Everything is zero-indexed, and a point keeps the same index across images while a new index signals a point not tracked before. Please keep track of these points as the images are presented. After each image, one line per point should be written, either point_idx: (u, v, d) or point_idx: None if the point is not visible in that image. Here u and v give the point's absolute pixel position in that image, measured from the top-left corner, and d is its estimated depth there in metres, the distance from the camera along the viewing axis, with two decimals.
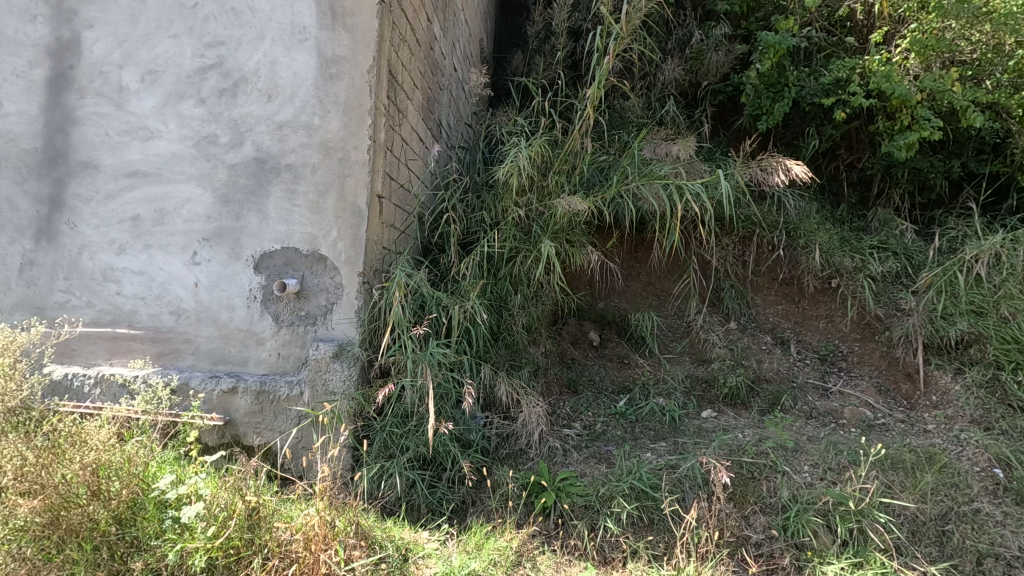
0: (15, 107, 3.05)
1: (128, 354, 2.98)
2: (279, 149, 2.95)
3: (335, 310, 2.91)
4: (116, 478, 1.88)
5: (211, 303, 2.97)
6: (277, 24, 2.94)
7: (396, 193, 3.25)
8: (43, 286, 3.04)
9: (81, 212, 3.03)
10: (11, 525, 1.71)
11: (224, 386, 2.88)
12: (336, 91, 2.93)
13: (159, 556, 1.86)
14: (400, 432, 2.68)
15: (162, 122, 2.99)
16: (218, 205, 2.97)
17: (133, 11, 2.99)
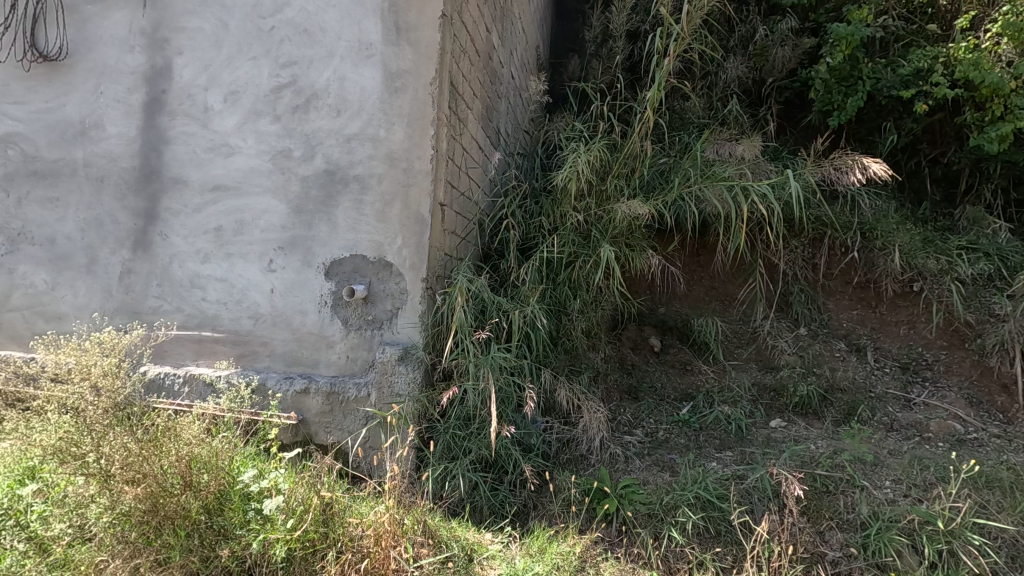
0: (116, 130, 3.37)
1: (212, 356, 3.20)
2: (347, 161, 3.09)
3: (400, 315, 3.02)
4: (205, 470, 2.04)
5: (285, 308, 3.14)
6: (345, 42, 3.09)
7: (457, 201, 3.33)
8: (138, 293, 3.32)
9: (171, 224, 3.29)
10: (117, 510, 1.89)
11: (298, 387, 3.03)
12: (401, 104, 3.04)
13: (243, 545, 1.98)
14: (462, 434, 2.73)
15: (242, 138, 3.20)
16: (292, 215, 3.14)
17: (216, 37, 3.23)
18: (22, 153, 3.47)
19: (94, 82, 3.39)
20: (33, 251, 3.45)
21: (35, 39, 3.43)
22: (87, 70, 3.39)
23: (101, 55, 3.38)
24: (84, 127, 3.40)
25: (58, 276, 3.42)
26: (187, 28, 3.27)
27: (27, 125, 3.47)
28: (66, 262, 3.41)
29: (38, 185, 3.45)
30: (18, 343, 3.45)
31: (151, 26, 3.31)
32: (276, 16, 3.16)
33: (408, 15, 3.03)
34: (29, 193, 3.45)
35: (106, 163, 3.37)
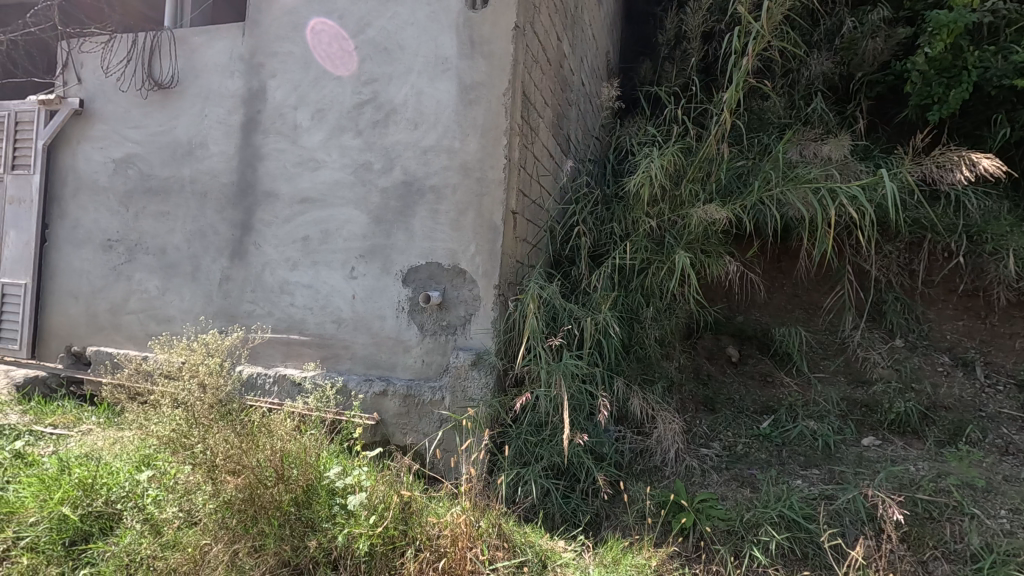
0: (218, 148, 3.68)
1: (299, 357, 3.41)
2: (423, 172, 3.20)
3: (474, 321, 3.09)
4: (296, 465, 2.16)
5: (365, 313, 3.29)
6: (422, 58, 3.23)
7: (529, 208, 3.37)
8: (235, 298, 3.60)
9: (264, 235, 3.54)
10: (220, 498, 2.04)
11: (376, 389, 3.15)
12: (475, 116, 3.13)
13: (329, 537, 2.10)
14: (535, 441, 2.74)
15: (327, 153, 3.40)
16: (372, 224, 3.30)
17: (305, 59, 3.47)
18: (140, 172, 3.87)
19: (200, 105, 3.73)
20: (148, 260, 3.82)
21: (152, 70, 3.84)
22: (194, 95, 3.74)
23: (206, 81, 3.72)
24: (191, 147, 3.74)
25: (168, 282, 3.77)
26: (279, 52, 3.53)
27: (144, 147, 3.87)
28: (175, 269, 3.76)
29: (152, 200, 3.83)
30: (134, 343, 3.83)
31: (249, 53, 3.60)
32: (358, 36, 3.35)
33: (482, 29, 3.13)
34: (145, 207, 3.84)
35: (209, 179, 3.69)
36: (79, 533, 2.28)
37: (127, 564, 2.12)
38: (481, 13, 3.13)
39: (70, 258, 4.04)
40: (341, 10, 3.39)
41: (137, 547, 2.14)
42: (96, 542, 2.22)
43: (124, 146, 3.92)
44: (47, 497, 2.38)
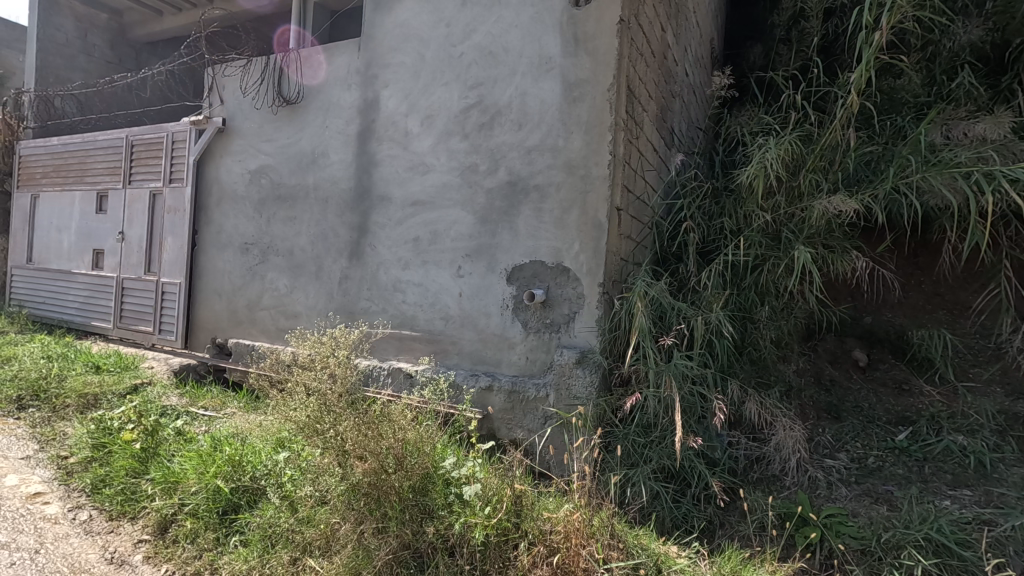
0: (338, 157, 3.96)
1: (411, 352, 3.59)
2: (528, 171, 3.25)
3: (578, 319, 3.08)
4: (414, 454, 2.26)
5: (472, 310, 3.40)
6: (527, 58, 3.27)
7: (633, 205, 3.30)
8: (353, 296, 3.86)
9: (378, 236, 3.77)
10: (349, 480, 2.20)
11: (482, 384, 3.23)
12: (579, 113, 3.12)
13: (446, 525, 2.17)
14: (643, 442, 2.69)
15: (436, 157, 3.55)
16: (478, 225, 3.40)
17: (415, 68, 3.64)
18: (271, 181, 4.27)
19: (322, 118, 4.05)
20: (278, 261, 4.22)
21: (282, 88, 4.23)
22: (318, 109, 4.07)
23: (327, 95, 4.03)
24: (314, 156, 4.07)
25: (295, 282, 4.13)
26: (393, 63, 3.74)
27: (275, 158, 4.27)
28: (301, 269, 4.11)
29: (281, 207, 4.21)
30: (267, 336, 4.24)
31: (365, 66, 3.86)
32: (465, 42, 3.47)
33: (586, 25, 3.11)
34: (276, 213, 4.24)
35: (330, 186, 4.00)
36: (230, 504, 2.56)
37: (269, 536, 2.34)
38: (585, 9, 3.12)
39: (214, 260, 4.55)
40: (449, 19, 3.52)
41: (277, 521, 2.37)
42: (244, 513, 2.49)
43: (258, 158, 4.35)
44: (203, 470, 2.70)
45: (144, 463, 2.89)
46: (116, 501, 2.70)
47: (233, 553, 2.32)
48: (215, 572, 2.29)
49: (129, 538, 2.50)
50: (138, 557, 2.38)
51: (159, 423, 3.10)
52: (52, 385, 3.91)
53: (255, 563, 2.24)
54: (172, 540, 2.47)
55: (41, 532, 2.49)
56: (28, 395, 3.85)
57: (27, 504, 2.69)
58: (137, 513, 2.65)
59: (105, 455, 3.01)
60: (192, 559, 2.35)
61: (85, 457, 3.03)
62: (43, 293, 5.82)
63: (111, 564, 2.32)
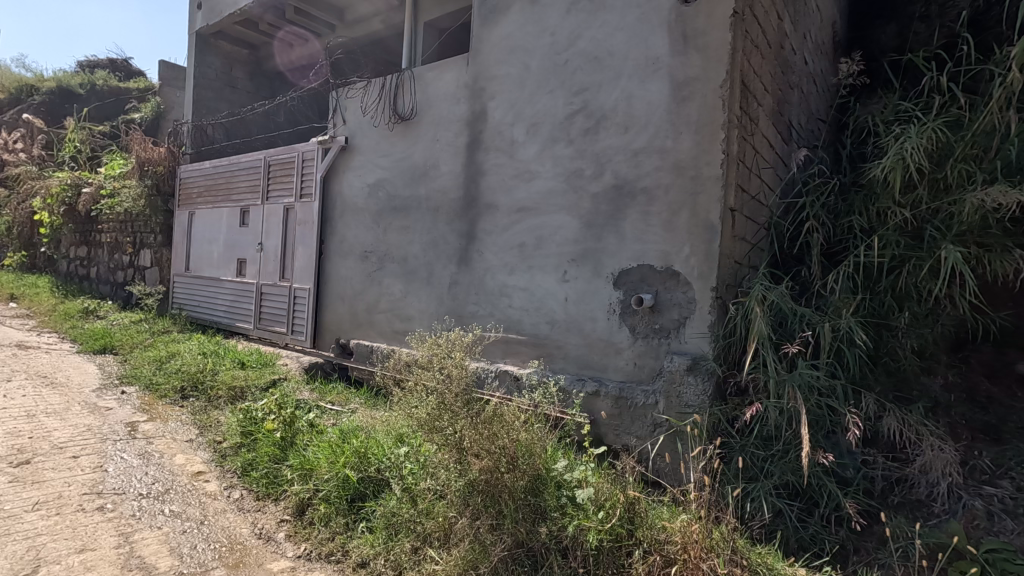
0: (448, 168, 4.16)
1: (517, 355, 3.67)
2: (634, 174, 3.20)
3: (689, 325, 2.97)
4: (526, 455, 2.31)
5: (577, 315, 3.41)
6: (632, 60, 3.23)
7: (748, 205, 3.13)
8: (462, 300, 4.03)
9: (486, 243, 3.90)
10: (466, 477, 2.29)
11: (588, 389, 3.21)
12: (689, 112, 3.02)
13: (559, 526, 2.20)
14: (764, 455, 2.55)
15: (541, 164, 3.61)
16: (584, 229, 3.40)
17: (521, 78, 3.74)
18: (387, 193, 4.58)
19: (433, 131, 4.27)
20: (394, 268, 4.50)
21: (397, 105, 4.52)
22: (429, 123, 4.31)
23: (438, 109, 4.25)
24: (426, 168, 4.30)
25: (409, 287, 4.39)
26: (498, 75, 3.87)
27: (390, 171, 4.57)
28: (414, 275, 4.35)
29: (396, 217, 4.50)
30: (384, 338, 4.54)
31: (473, 79, 4.03)
32: (569, 49, 3.50)
33: (697, 21, 3.01)
34: (392, 223, 4.53)
35: (440, 196, 4.21)
36: (357, 492, 2.77)
37: (391, 524, 2.51)
38: (695, 5, 3.03)
39: (338, 267, 4.96)
40: (554, 27, 3.58)
41: (398, 511, 2.52)
42: (370, 502, 2.69)
43: (375, 172, 4.69)
44: (334, 459, 2.96)
45: (283, 451, 3.22)
46: (261, 483, 3.03)
47: (361, 538, 2.51)
48: (346, 554, 2.49)
49: (273, 517, 2.80)
50: (281, 534, 2.66)
51: (295, 414, 3.44)
52: (208, 379, 4.48)
53: (380, 549, 2.41)
54: (309, 521, 2.72)
55: (204, 506, 2.86)
56: (189, 387, 4.44)
57: (192, 481, 3.11)
58: (279, 495, 2.95)
59: (252, 441, 3.39)
60: (326, 540, 2.57)
61: (236, 442, 3.43)
62: (198, 298, 6.68)
63: (260, 539, 2.62)
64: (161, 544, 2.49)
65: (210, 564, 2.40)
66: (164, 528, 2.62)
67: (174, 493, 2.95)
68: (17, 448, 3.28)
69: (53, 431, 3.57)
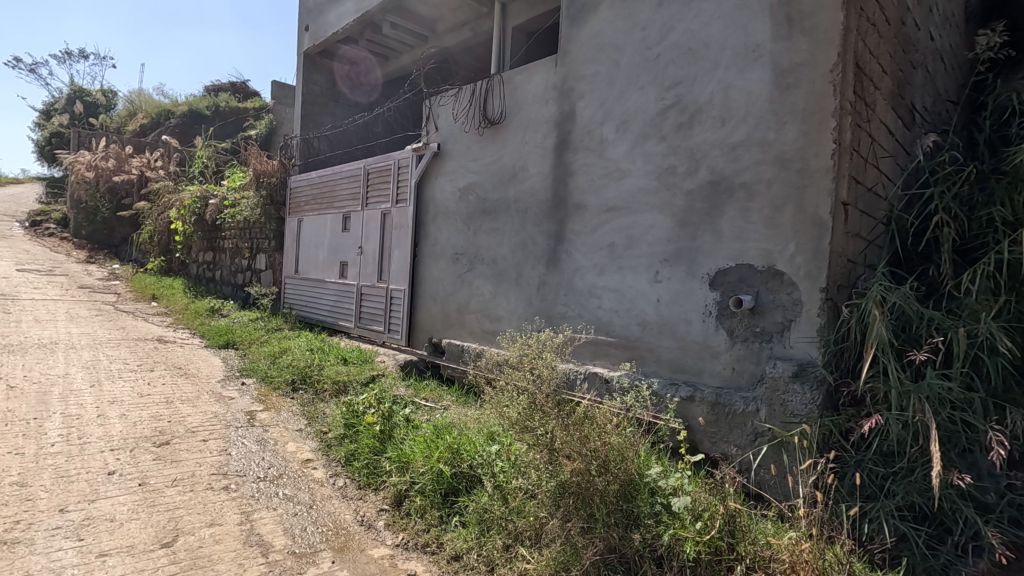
0: (536, 170, 4.19)
1: (607, 357, 3.62)
2: (733, 169, 3.04)
3: (794, 328, 2.77)
4: (619, 459, 2.27)
5: (670, 317, 3.30)
6: (730, 50, 3.08)
7: (864, 198, 2.87)
8: (551, 301, 4.03)
9: (574, 243, 3.88)
10: (557, 478, 2.28)
11: (682, 393, 3.08)
12: (794, 100, 2.82)
13: (653, 534, 2.14)
14: (884, 472, 2.33)
15: (632, 162, 3.54)
16: (677, 228, 3.29)
17: (610, 76, 3.68)
18: (478, 196, 4.69)
19: (522, 134, 4.32)
20: (484, 269, 4.60)
21: (487, 110, 4.62)
22: (518, 126, 4.36)
23: (527, 112, 4.29)
24: (515, 170, 4.36)
25: (498, 287, 4.46)
26: (588, 74, 3.84)
27: (481, 175, 4.68)
28: (503, 276, 4.42)
29: (486, 219, 4.59)
30: (474, 337, 4.66)
31: (561, 80, 4.02)
32: (661, 43, 3.40)
33: (803, 3, 2.81)
34: (482, 225, 4.64)
35: (529, 197, 4.24)
36: (450, 487, 2.86)
37: (483, 521, 2.55)
38: None
39: (431, 269, 5.16)
40: (645, 21, 3.49)
41: (490, 508, 2.57)
42: (462, 497, 2.76)
43: (466, 176, 4.82)
44: (428, 454, 3.08)
45: (381, 443, 3.40)
46: (363, 473, 3.21)
47: (455, 532, 2.58)
48: (440, 546, 2.57)
49: (373, 505, 2.96)
50: (380, 523, 2.80)
51: (392, 409, 3.62)
52: (315, 373, 4.83)
53: (473, 544, 2.46)
54: (405, 512, 2.84)
55: (313, 491, 3.08)
56: (298, 380, 4.81)
57: (302, 467, 3.36)
58: (379, 485, 3.11)
59: (354, 433, 3.61)
60: (422, 531, 2.68)
61: (340, 433, 3.67)
62: (306, 298, 7.22)
63: (362, 525, 2.78)
64: (277, 524, 2.72)
65: (318, 545, 2.57)
66: (278, 509, 2.85)
67: (286, 478, 3.21)
68: (159, 430, 3.72)
69: (187, 417, 4.01)
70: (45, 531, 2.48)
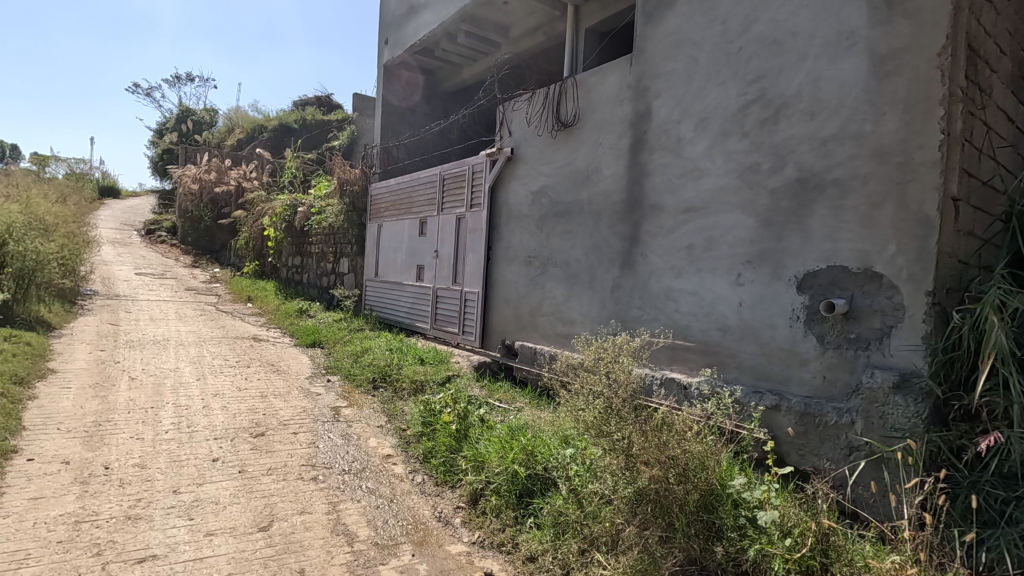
0: (610, 171, 4.14)
1: (684, 362, 3.51)
2: (823, 165, 2.86)
3: (895, 335, 2.56)
4: (699, 468, 2.20)
5: (754, 321, 3.15)
6: (821, 38, 2.90)
7: (977, 193, 2.61)
8: (625, 304, 3.97)
9: (650, 245, 3.79)
10: (635, 484, 2.23)
11: (767, 402, 2.93)
12: (894, 89, 2.61)
13: (737, 548, 2.07)
14: (1005, 497, 2.10)
15: (711, 160, 3.41)
16: (761, 228, 3.13)
17: (688, 73, 3.57)
18: (551, 200, 4.70)
19: (596, 136, 4.28)
20: (557, 272, 4.61)
21: (560, 113, 4.62)
22: (591, 127, 4.33)
23: (601, 113, 4.25)
24: (589, 172, 4.33)
25: (571, 290, 4.45)
26: (664, 72, 3.75)
27: (554, 177, 4.68)
28: (577, 279, 4.40)
29: (560, 222, 4.59)
30: (547, 340, 4.67)
31: (636, 80, 3.96)
32: (744, 36, 3.26)
33: None
34: (555, 228, 4.64)
35: (603, 199, 4.20)
36: (524, 488, 2.88)
37: (559, 523, 2.56)
38: None
39: (505, 272, 5.23)
40: (726, 14, 3.37)
41: (565, 511, 2.56)
42: (537, 499, 2.77)
43: (539, 179, 4.85)
44: (503, 454, 3.12)
45: (457, 442, 3.48)
46: (440, 470, 3.31)
47: (530, 533, 2.60)
48: (515, 546, 2.60)
49: (450, 502, 3.03)
50: (457, 520, 2.86)
51: (468, 409, 3.70)
52: (394, 372, 5.03)
53: (549, 546, 2.46)
54: (481, 511, 2.90)
55: (393, 486, 3.21)
56: (378, 378, 5.03)
57: (383, 462, 3.51)
58: (455, 483, 3.19)
59: (431, 431, 3.72)
60: (498, 530, 2.72)
61: (418, 431, 3.80)
62: (385, 300, 7.54)
63: (440, 521, 2.86)
64: (360, 515, 2.85)
65: (399, 538, 2.68)
66: (362, 501, 3.00)
67: (368, 472, 3.36)
68: (256, 422, 4.02)
69: (280, 410, 4.31)
70: (161, 509, 2.75)
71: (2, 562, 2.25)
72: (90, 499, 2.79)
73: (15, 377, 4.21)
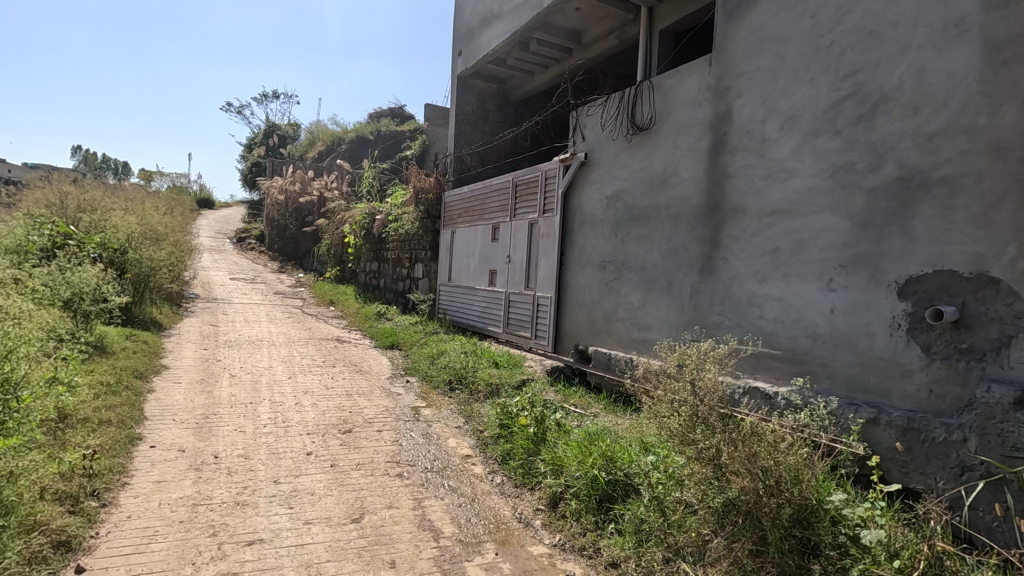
0: (688, 173, 4.06)
1: (771, 371, 3.39)
2: (929, 163, 2.67)
3: (1016, 346, 2.34)
4: (793, 482, 2.12)
5: (848, 329, 2.99)
6: (925, 27, 2.71)
7: None
8: (705, 310, 3.87)
9: (732, 249, 3.68)
10: (724, 494, 2.20)
11: (864, 415, 2.77)
12: (1014, 78, 2.40)
13: (838, 566, 2.00)
14: None
15: (800, 160, 3.28)
16: (856, 231, 2.97)
17: (774, 70, 3.45)
18: (626, 204, 4.66)
19: (673, 138, 4.21)
20: (632, 277, 4.56)
21: (635, 116, 4.58)
22: (668, 129, 4.26)
23: (678, 114, 4.18)
24: (666, 175, 4.26)
25: (648, 295, 4.39)
26: (747, 71, 3.63)
27: (629, 182, 4.65)
28: (653, 284, 4.34)
29: (635, 226, 4.55)
30: (623, 346, 4.64)
31: (717, 80, 3.86)
32: (837, 28, 3.11)
33: None
34: (630, 232, 4.60)
35: (681, 203, 4.12)
36: (604, 493, 2.88)
37: (642, 531, 2.53)
38: None
39: (578, 277, 5.24)
40: (816, 8, 3.22)
41: (648, 519, 2.52)
42: (618, 504, 2.76)
43: (614, 183, 4.83)
44: (582, 458, 3.13)
45: (535, 444, 3.53)
46: (519, 472, 3.37)
47: (612, 539, 2.60)
48: (597, 551, 2.60)
49: (530, 504, 3.08)
50: (537, 521, 2.91)
51: (544, 413, 3.75)
52: (470, 374, 5.17)
53: (631, 553, 2.45)
54: (561, 514, 2.92)
55: (474, 486, 3.30)
56: (455, 380, 5.18)
57: (462, 462, 3.62)
58: (534, 485, 3.23)
59: (508, 433, 3.80)
60: (579, 534, 2.73)
61: (496, 433, 3.89)
62: (458, 304, 7.74)
63: (521, 522, 2.91)
64: (444, 513, 2.95)
65: (482, 536, 2.75)
66: (445, 499, 3.10)
67: (450, 471, 3.47)
68: (343, 419, 4.25)
69: (364, 409, 4.53)
70: (265, 497, 2.98)
71: (135, 537, 2.52)
72: (204, 485, 3.06)
73: (136, 371, 4.68)
